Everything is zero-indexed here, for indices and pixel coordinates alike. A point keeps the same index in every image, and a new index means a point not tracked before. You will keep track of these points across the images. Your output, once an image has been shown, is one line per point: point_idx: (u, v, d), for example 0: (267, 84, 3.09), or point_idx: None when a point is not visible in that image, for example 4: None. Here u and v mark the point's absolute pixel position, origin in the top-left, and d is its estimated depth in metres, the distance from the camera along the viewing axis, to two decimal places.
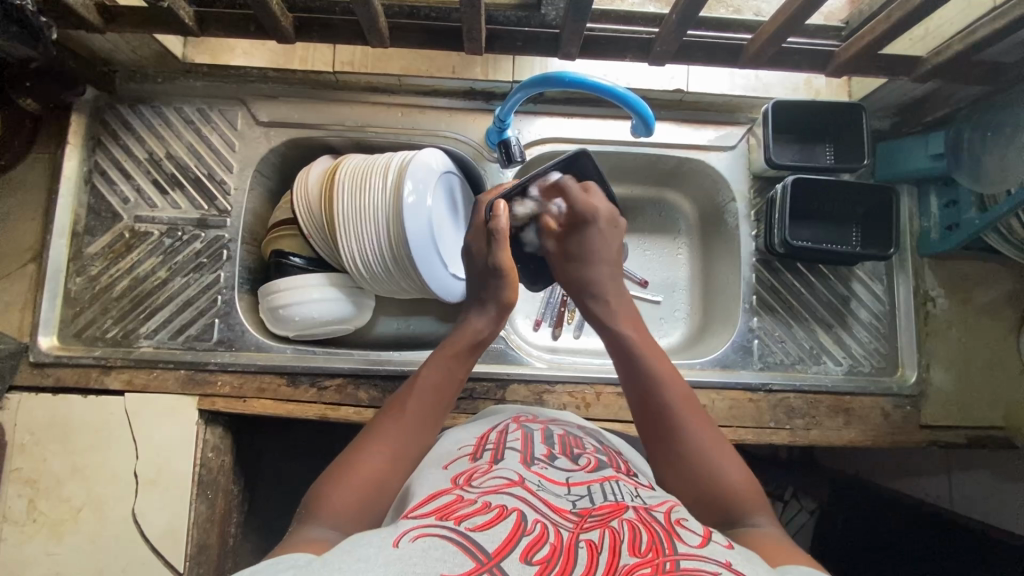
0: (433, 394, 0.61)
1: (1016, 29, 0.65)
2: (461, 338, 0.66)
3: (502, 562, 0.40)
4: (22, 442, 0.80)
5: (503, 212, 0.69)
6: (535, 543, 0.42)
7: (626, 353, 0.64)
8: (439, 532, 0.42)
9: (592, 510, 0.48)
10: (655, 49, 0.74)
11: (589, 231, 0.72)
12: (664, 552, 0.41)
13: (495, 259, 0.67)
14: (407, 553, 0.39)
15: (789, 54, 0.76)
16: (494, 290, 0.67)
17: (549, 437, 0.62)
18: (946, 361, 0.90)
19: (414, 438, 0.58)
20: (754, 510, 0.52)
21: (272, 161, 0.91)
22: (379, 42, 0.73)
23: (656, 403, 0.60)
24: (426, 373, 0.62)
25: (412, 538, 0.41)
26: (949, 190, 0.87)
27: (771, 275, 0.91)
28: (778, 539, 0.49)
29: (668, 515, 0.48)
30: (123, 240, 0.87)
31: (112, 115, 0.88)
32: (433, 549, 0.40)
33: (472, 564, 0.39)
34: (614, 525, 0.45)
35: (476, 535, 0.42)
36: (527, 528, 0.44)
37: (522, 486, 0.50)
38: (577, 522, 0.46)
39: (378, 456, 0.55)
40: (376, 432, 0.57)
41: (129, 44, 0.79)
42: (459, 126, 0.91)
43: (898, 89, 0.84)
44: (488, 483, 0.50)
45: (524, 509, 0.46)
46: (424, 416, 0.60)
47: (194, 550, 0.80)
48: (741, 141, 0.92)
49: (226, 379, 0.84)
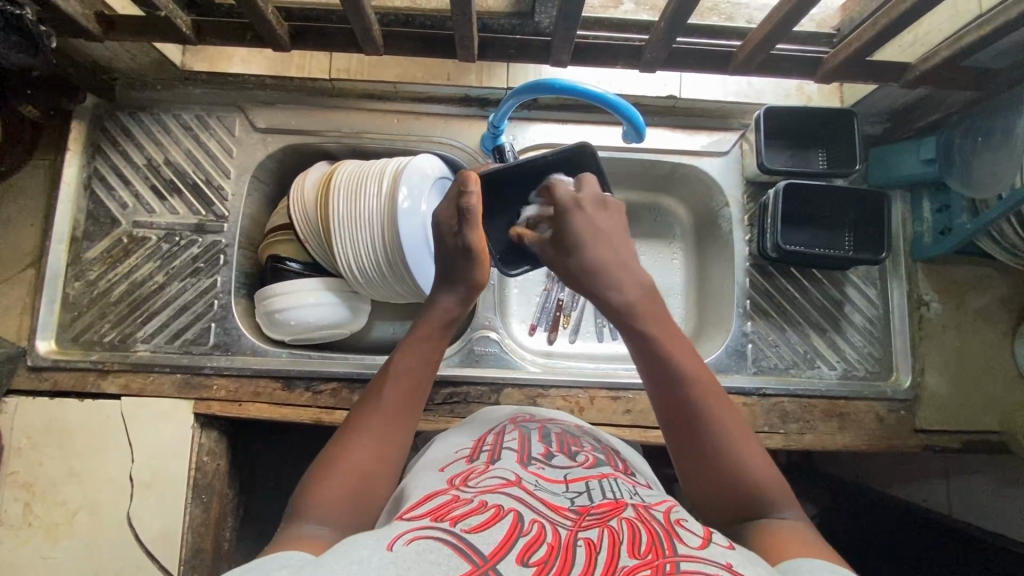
0: (409, 379, 0.61)
1: (1001, 36, 0.66)
2: (436, 318, 0.65)
3: (498, 565, 0.40)
4: (19, 445, 0.80)
5: (474, 184, 0.65)
6: (532, 544, 0.42)
7: (645, 349, 0.62)
8: (434, 534, 0.42)
9: (591, 508, 0.48)
10: (645, 56, 0.75)
11: (576, 221, 0.68)
12: (663, 553, 0.42)
13: (465, 240, 0.65)
14: (403, 556, 0.39)
15: (778, 61, 0.77)
16: (464, 269, 0.67)
17: (546, 436, 0.62)
18: (941, 365, 0.90)
19: (396, 424, 0.58)
20: (779, 503, 0.52)
21: (269, 167, 0.92)
22: (374, 50, 0.74)
23: (677, 410, 0.58)
24: (400, 360, 0.62)
25: (407, 542, 0.41)
26: (941, 195, 0.89)
27: (764, 280, 0.92)
28: (795, 533, 0.49)
29: (667, 515, 0.48)
30: (121, 245, 0.88)
31: (112, 122, 0.89)
32: (429, 553, 0.40)
33: (468, 567, 0.39)
34: (614, 524, 0.45)
35: (472, 537, 0.42)
36: (524, 529, 0.44)
37: (519, 486, 0.50)
38: (576, 521, 0.46)
39: (363, 450, 0.55)
40: (358, 425, 0.57)
41: (128, 52, 0.80)
42: (454, 133, 0.92)
43: (889, 94, 0.84)
44: (484, 484, 0.50)
45: (521, 509, 0.46)
46: (403, 401, 0.59)
47: (188, 554, 0.80)
48: (734, 146, 0.93)
49: (221, 383, 0.85)
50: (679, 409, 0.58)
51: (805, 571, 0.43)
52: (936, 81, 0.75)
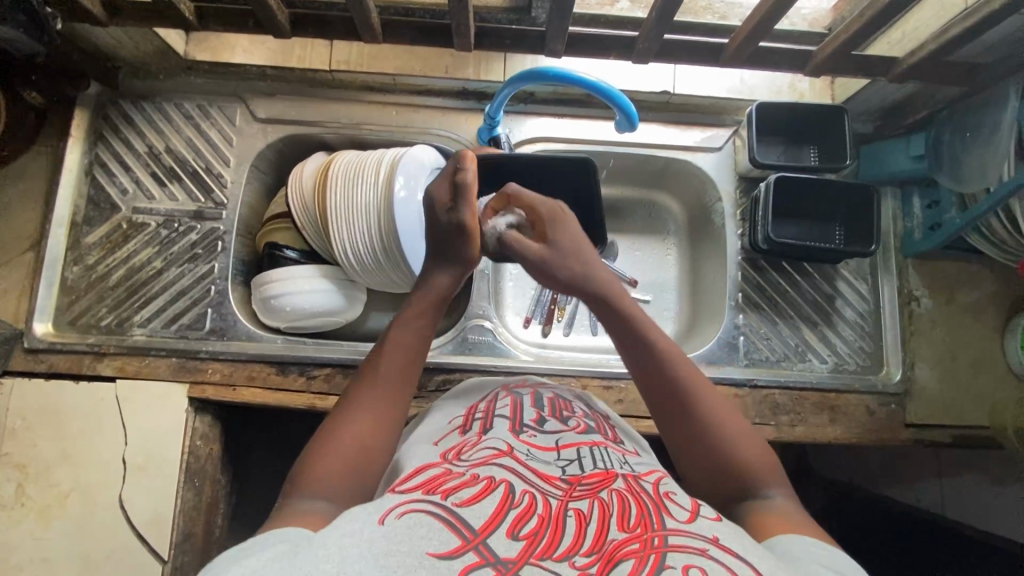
0: (403, 355, 0.60)
1: (985, 28, 0.67)
2: (428, 294, 0.65)
3: (488, 540, 0.39)
4: (14, 426, 0.80)
5: (470, 163, 0.65)
6: (523, 517, 0.42)
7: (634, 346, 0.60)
8: (425, 506, 0.42)
9: (582, 479, 0.48)
10: (638, 47, 0.77)
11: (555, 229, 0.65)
12: (652, 527, 0.42)
13: (460, 216, 0.64)
14: (393, 530, 0.39)
15: (767, 54, 0.79)
16: (457, 249, 0.66)
17: (538, 400, 0.63)
18: (931, 359, 0.90)
19: (393, 400, 0.58)
20: (770, 483, 0.53)
21: (269, 157, 0.94)
22: (372, 38, 0.76)
23: (665, 389, 0.58)
24: (396, 336, 0.61)
25: (399, 515, 0.41)
26: (931, 191, 0.90)
27: (756, 274, 0.93)
28: (783, 512, 0.50)
29: (657, 486, 0.49)
30: (120, 231, 0.89)
31: (115, 111, 0.91)
32: (420, 526, 0.39)
33: (458, 542, 0.39)
34: (604, 496, 0.45)
35: (463, 511, 0.42)
36: (515, 501, 0.43)
37: (511, 456, 0.50)
38: (566, 491, 0.46)
39: (360, 424, 0.55)
40: (355, 401, 0.57)
41: (132, 40, 0.82)
42: (451, 125, 0.93)
43: (879, 90, 0.86)
44: (476, 456, 0.50)
45: (513, 481, 0.46)
46: (399, 376, 0.59)
47: (179, 538, 0.80)
48: (727, 143, 0.94)
49: (216, 367, 0.85)
50: (668, 388, 0.58)
51: (798, 548, 0.44)
52: (923, 75, 0.76)
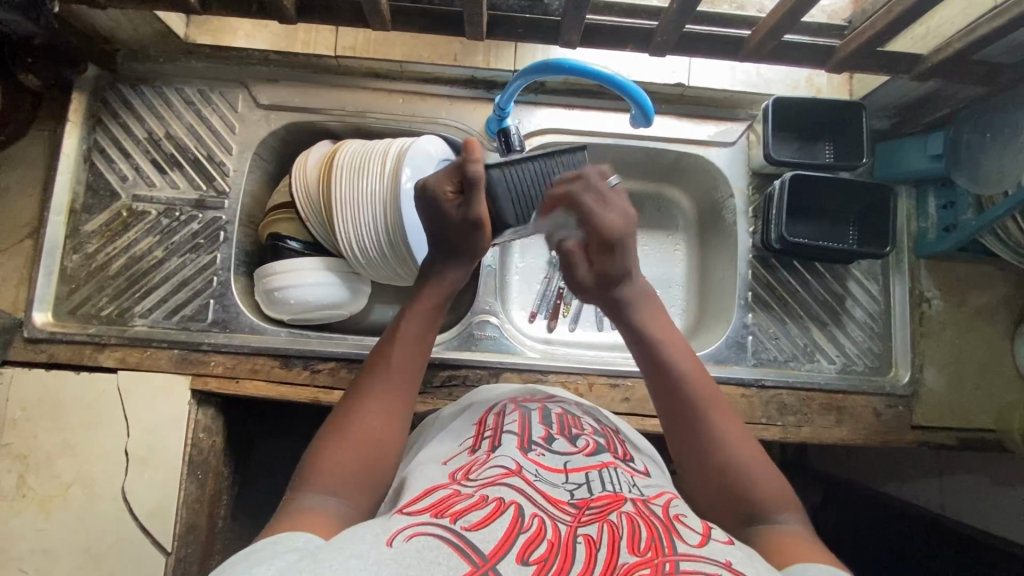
0: (411, 349, 0.61)
1: (1016, 28, 0.65)
2: (436, 290, 0.66)
3: (498, 565, 0.38)
4: (14, 416, 0.79)
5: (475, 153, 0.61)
6: (533, 541, 0.41)
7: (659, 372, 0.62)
8: (434, 531, 0.41)
9: (590, 502, 0.47)
10: (656, 38, 0.74)
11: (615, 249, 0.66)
12: (662, 552, 0.41)
13: (476, 212, 0.64)
14: (402, 553, 0.38)
15: (787, 49, 0.76)
16: (470, 242, 0.67)
17: (547, 416, 0.62)
18: (940, 362, 0.90)
19: (401, 396, 0.58)
20: (782, 507, 0.53)
21: (272, 144, 0.92)
22: (380, 25, 0.73)
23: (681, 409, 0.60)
24: (404, 326, 0.62)
25: (406, 537, 0.40)
26: (947, 191, 0.88)
27: (766, 273, 0.92)
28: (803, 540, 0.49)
29: (666, 510, 0.48)
30: (120, 219, 0.87)
31: (114, 95, 0.88)
32: (428, 551, 0.39)
33: (468, 567, 0.38)
34: (613, 519, 0.44)
35: (472, 535, 0.41)
36: (524, 524, 0.42)
37: (519, 475, 0.49)
38: (575, 516, 0.45)
39: (372, 418, 0.55)
40: (367, 394, 0.57)
41: (131, 21, 0.79)
42: (460, 115, 0.91)
43: (898, 88, 0.84)
44: (485, 475, 0.49)
45: (522, 502, 0.45)
46: (408, 369, 0.60)
47: (182, 530, 0.80)
48: (741, 137, 0.92)
49: (219, 360, 0.84)
50: (675, 404, 0.60)
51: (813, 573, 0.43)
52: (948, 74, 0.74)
